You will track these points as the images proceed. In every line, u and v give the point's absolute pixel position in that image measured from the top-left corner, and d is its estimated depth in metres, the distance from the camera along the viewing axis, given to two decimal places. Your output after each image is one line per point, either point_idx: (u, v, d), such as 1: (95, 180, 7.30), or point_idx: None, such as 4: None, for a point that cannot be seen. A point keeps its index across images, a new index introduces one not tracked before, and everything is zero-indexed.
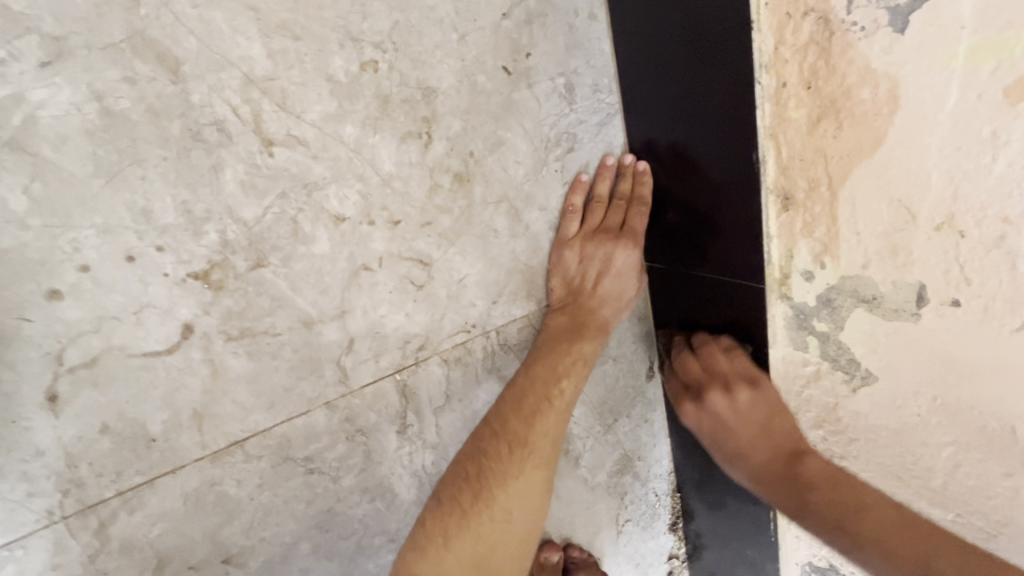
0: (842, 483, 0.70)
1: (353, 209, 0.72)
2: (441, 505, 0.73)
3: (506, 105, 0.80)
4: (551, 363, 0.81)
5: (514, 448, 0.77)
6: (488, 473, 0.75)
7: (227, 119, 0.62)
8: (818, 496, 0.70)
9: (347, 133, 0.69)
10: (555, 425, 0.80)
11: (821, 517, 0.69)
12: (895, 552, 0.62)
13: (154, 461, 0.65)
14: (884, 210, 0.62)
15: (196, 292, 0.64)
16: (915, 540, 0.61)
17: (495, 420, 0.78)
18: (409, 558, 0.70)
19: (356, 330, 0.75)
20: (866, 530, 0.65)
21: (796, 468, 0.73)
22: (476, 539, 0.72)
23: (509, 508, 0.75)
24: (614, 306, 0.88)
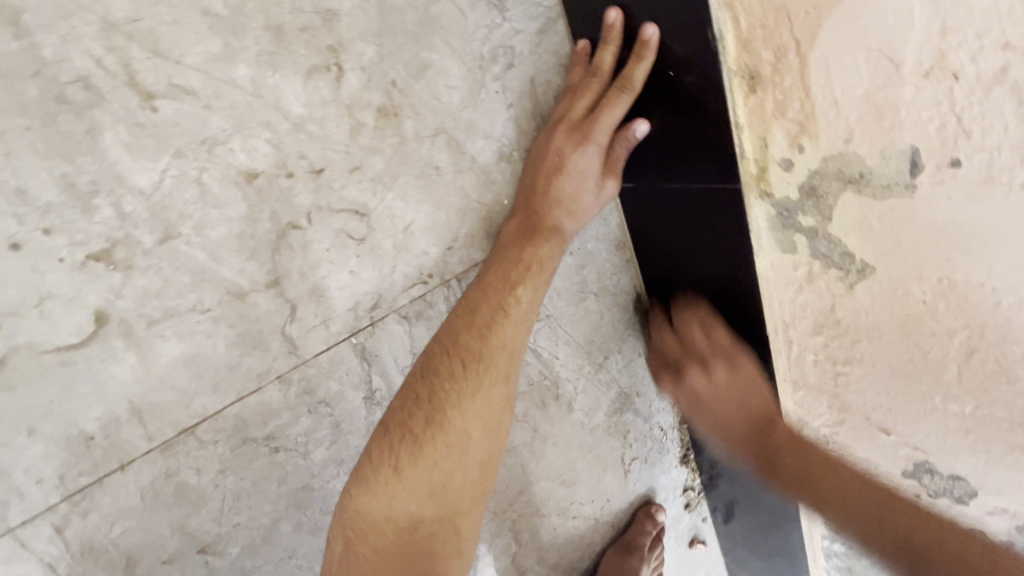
0: (803, 446, 0.77)
1: (266, 161, 0.64)
2: (389, 436, 0.62)
3: (424, 21, 0.70)
4: (499, 272, 0.72)
5: (469, 365, 0.66)
6: (441, 395, 0.64)
7: (91, 74, 0.55)
8: (785, 461, 0.76)
9: (241, 74, 0.61)
10: (513, 335, 0.70)
11: (786, 477, 0.76)
12: (824, 490, 0.73)
13: (98, 459, 0.61)
14: (862, 66, 0.53)
15: (101, 275, 0.58)
16: (868, 497, 0.69)
17: (445, 338, 0.68)
18: (355, 495, 0.60)
19: (297, 295, 0.69)
20: (794, 466, 0.75)
21: (791, 463, 0.76)
22: (432, 468, 0.62)
23: (465, 429, 0.64)
24: (570, 210, 0.76)
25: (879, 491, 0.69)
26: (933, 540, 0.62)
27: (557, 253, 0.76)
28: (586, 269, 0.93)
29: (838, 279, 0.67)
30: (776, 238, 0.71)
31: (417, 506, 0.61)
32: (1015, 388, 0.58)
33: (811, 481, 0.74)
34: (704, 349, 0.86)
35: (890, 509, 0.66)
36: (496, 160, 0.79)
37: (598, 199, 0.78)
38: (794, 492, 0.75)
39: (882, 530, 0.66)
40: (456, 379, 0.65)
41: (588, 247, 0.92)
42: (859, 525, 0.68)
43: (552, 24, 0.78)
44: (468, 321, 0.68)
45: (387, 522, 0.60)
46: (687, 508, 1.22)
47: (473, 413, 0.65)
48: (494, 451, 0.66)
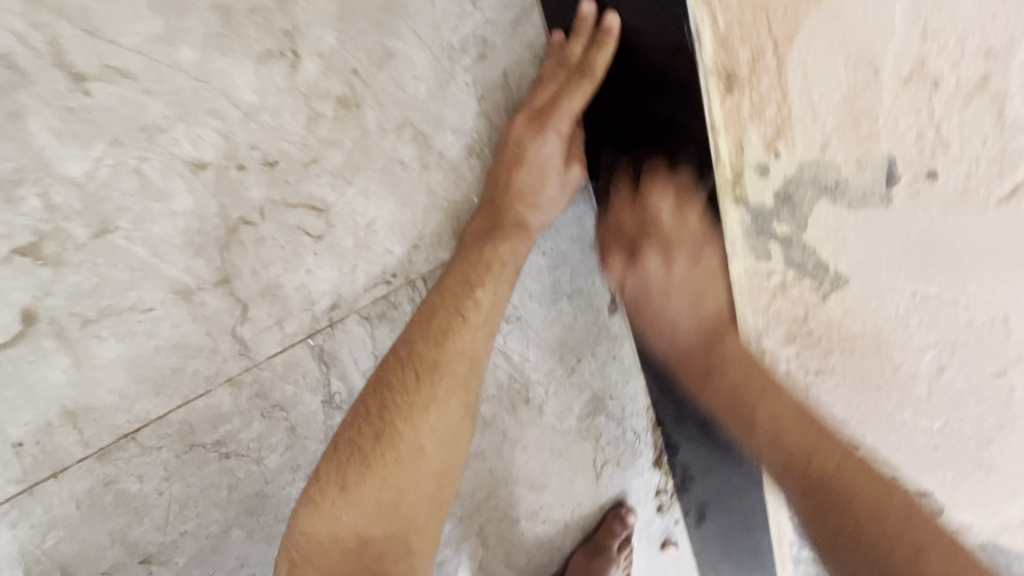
0: (764, 392, 0.74)
1: (213, 152, 0.60)
2: (337, 454, 0.60)
3: (389, 6, 0.66)
4: (461, 273, 0.69)
5: (423, 376, 0.63)
6: (393, 409, 0.62)
7: (14, 52, 0.50)
8: (760, 416, 0.75)
9: (184, 57, 0.57)
10: (473, 343, 0.67)
11: (725, 392, 0.80)
12: (792, 449, 0.72)
13: (28, 466, 0.58)
14: (841, 69, 0.50)
15: (28, 271, 0.54)
16: (808, 437, 0.71)
17: (401, 348, 0.65)
18: (301, 515, 0.59)
19: (249, 295, 0.65)
20: (762, 417, 0.75)
21: (733, 379, 0.78)
22: (381, 485, 0.59)
23: (418, 443, 0.62)
24: (534, 203, 0.74)
25: (844, 468, 0.68)
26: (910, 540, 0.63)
27: (522, 249, 0.73)
28: (559, 270, 0.91)
29: (811, 288, 0.65)
30: (750, 245, 0.69)
31: (366, 524, 0.59)
32: (983, 404, 0.58)
33: (815, 463, 0.70)
34: (676, 254, 0.76)
35: (838, 474, 0.68)
36: (465, 156, 0.76)
37: (562, 189, 0.76)
38: (755, 420, 0.76)
39: (823, 487, 0.69)
40: (409, 392, 0.62)
41: (562, 246, 0.90)
42: (800, 479, 0.71)
43: (528, 13, 0.75)
44: (423, 329, 0.65)
45: (334, 542, 0.58)
46: (659, 510, 1.22)
47: (426, 426, 0.62)
48: (449, 463, 0.64)
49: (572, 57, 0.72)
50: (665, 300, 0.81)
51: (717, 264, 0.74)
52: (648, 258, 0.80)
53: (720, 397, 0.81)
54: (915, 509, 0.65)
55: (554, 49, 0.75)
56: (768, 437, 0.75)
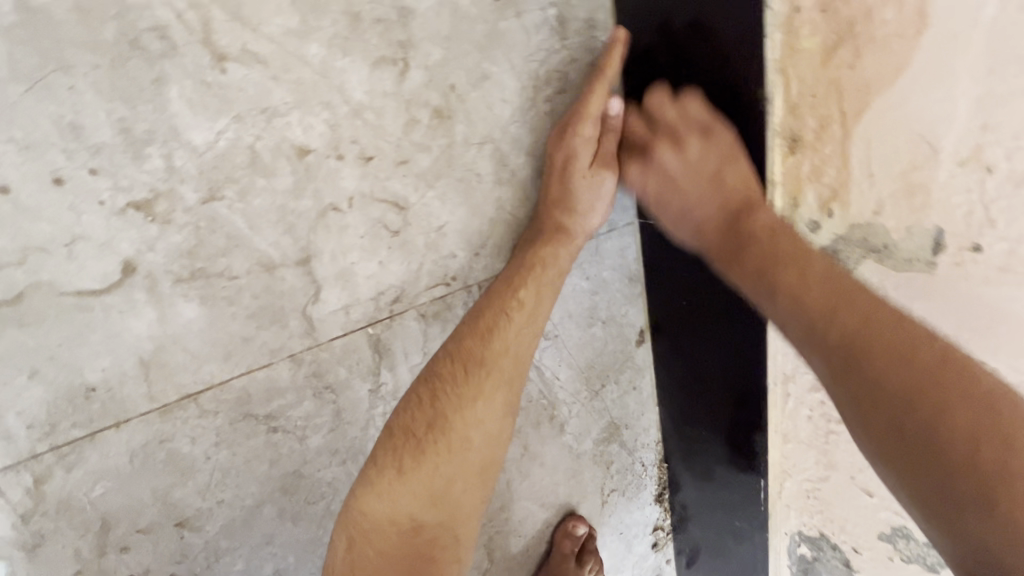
0: (784, 234, 0.64)
1: (319, 140, 0.64)
2: (392, 440, 0.63)
3: (491, 34, 0.73)
4: (508, 278, 0.72)
5: (472, 370, 0.67)
6: (444, 398, 0.65)
7: (170, 26, 0.55)
8: (784, 282, 0.59)
9: (312, 53, 0.62)
10: (517, 339, 0.70)
11: (754, 250, 0.64)
12: (804, 302, 0.57)
13: (94, 413, 0.59)
14: (903, 146, 0.57)
15: (138, 225, 0.57)
16: (890, 333, 0.51)
17: (449, 343, 0.68)
18: (359, 495, 0.62)
19: (324, 277, 0.69)
20: (783, 282, 0.60)
21: (762, 250, 0.63)
22: (433, 472, 0.63)
23: (466, 433, 0.65)
24: (567, 209, 0.75)
25: (871, 314, 0.53)
26: (959, 427, 0.45)
27: (564, 255, 0.76)
28: (597, 296, 0.95)
29: None
30: None
31: (418, 508, 0.62)
32: None
33: (802, 311, 0.57)
34: (688, 117, 0.70)
35: (861, 356, 0.52)
36: (533, 177, 0.81)
37: (596, 195, 0.76)
38: (750, 272, 0.64)
39: (857, 376, 0.52)
40: (462, 385, 0.66)
41: (603, 275, 0.95)
42: (819, 360, 0.56)
43: None
44: (472, 325, 0.69)
45: (389, 525, 0.61)
46: (654, 547, 1.20)
47: (474, 417, 0.66)
48: (493, 455, 0.68)
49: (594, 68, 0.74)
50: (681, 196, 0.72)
51: (729, 146, 0.69)
52: (652, 93, 0.73)
53: (748, 266, 0.64)
54: (1005, 395, 0.46)
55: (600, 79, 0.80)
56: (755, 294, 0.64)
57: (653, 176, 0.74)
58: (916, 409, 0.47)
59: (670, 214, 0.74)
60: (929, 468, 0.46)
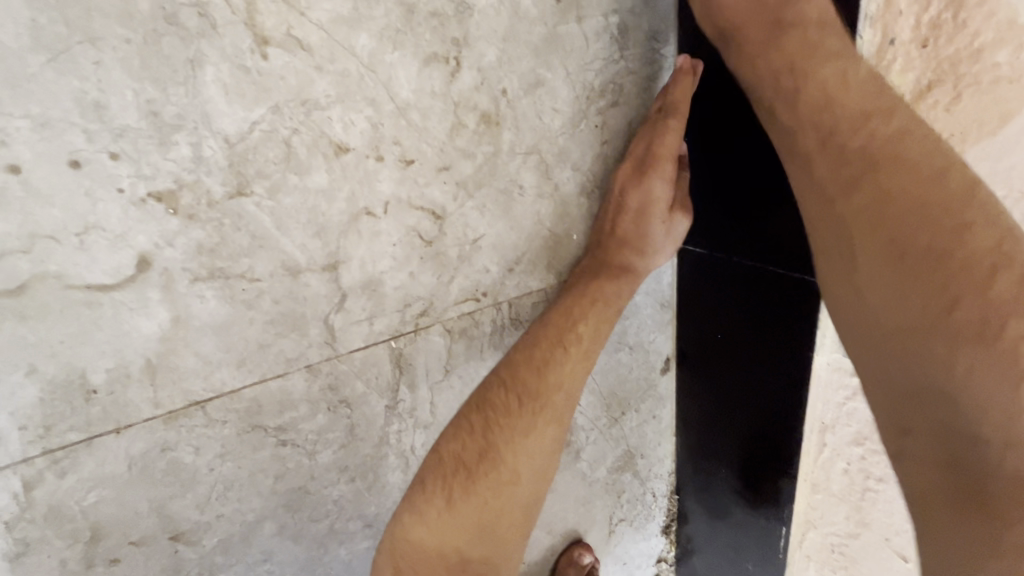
0: (830, 34, 0.55)
1: (360, 138, 0.59)
2: (443, 467, 0.65)
3: (549, 38, 0.68)
4: (562, 311, 0.71)
5: (524, 402, 0.68)
6: (495, 432, 0.66)
7: (211, 3, 0.50)
8: (819, 77, 0.53)
9: (361, 43, 0.57)
10: (571, 375, 0.70)
11: (776, 62, 0.56)
12: (838, 102, 0.51)
13: (94, 417, 0.54)
14: (995, 199, 0.55)
15: (158, 217, 0.52)
16: (922, 172, 0.45)
17: (503, 371, 0.68)
18: (408, 523, 0.63)
19: (350, 285, 0.64)
20: (818, 81, 0.53)
21: (799, 44, 0.55)
22: (481, 505, 0.65)
23: (515, 469, 0.67)
24: (640, 249, 0.76)
25: (911, 129, 0.48)
26: (979, 248, 0.42)
27: (625, 292, 0.76)
28: (628, 320, 0.90)
29: None
30: None
31: (463, 538, 0.64)
32: None
33: (829, 112, 0.51)
34: None
35: (886, 166, 0.47)
36: (576, 194, 0.77)
37: (668, 232, 0.77)
38: (776, 65, 0.56)
39: (872, 183, 0.47)
40: (513, 416, 0.66)
41: (636, 299, 0.89)
42: (822, 170, 0.51)
43: (662, 73, 0.76)
44: (526, 355, 0.69)
45: (437, 552, 0.63)
46: None
47: (524, 453, 0.67)
48: (539, 489, 0.69)
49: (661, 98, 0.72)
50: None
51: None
52: None
53: (777, 57, 0.56)
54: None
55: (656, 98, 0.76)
56: (755, 64, 0.58)
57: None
58: (937, 233, 0.44)
59: (704, 17, 0.62)
60: (921, 283, 0.44)
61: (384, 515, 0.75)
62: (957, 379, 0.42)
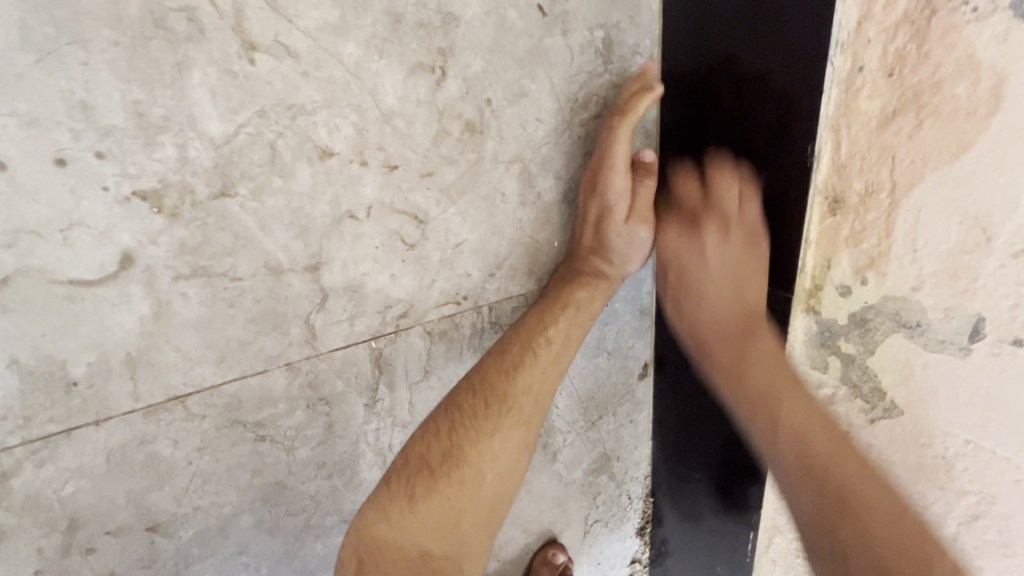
0: (759, 331, 0.68)
1: (344, 143, 0.61)
2: (407, 465, 0.63)
3: (535, 51, 0.69)
4: (533, 316, 0.72)
5: (493, 402, 0.67)
6: (461, 432, 0.64)
7: (199, 8, 0.51)
8: (754, 377, 0.65)
9: (347, 51, 0.58)
10: (540, 380, 0.70)
11: (740, 368, 0.67)
12: (782, 420, 0.61)
13: (73, 409, 0.55)
14: (953, 227, 0.55)
15: (142, 216, 0.53)
16: (857, 478, 0.56)
17: (472, 374, 0.68)
18: (370, 520, 0.60)
19: (332, 286, 0.65)
20: (754, 385, 0.65)
21: (761, 352, 0.67)
22: (445, 503, 0.62)
23: (481, 471, 0.65)
24: (608, 257, 0.76)
25: (849, 451, 0.58)
26: (889, 535, 0.51)
27: (598, 299, 0.76)
28: (607, 326, 0.92)
29: (862, 410, 0.68)
30: (808, 354, 0.72)
31: (427, 542, 0.60)
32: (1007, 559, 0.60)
33: (775, 402, 0.63)
34: (721, 186, 0.71)
35: (830, 470, 0.57)
36: (558, 203, 0.78)
37: (632, 241, 0.76)
38: (730, 348, 0.69)
39: (833, 504, 0.55)
40: (479, 415, 0.65)
41: (615, 306, 0.91)
42: (746, 405, 0.66)
43: None
44: (496, 359, 0.69)
45: (398, 552, 0.59)
46: None
47: (490, 455, 0.65)
48: (505, 493, 0.67)
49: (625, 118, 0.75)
50: (700, 278, 0.73)
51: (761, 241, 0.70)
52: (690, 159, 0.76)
53: (723, 359, 0.70)
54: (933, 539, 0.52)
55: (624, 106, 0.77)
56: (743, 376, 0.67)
57: (686, 252, 0.74)
58: (868, 512, 0.53)
59: (688, 296, 0.75)
60: (826, 542, 0.55)
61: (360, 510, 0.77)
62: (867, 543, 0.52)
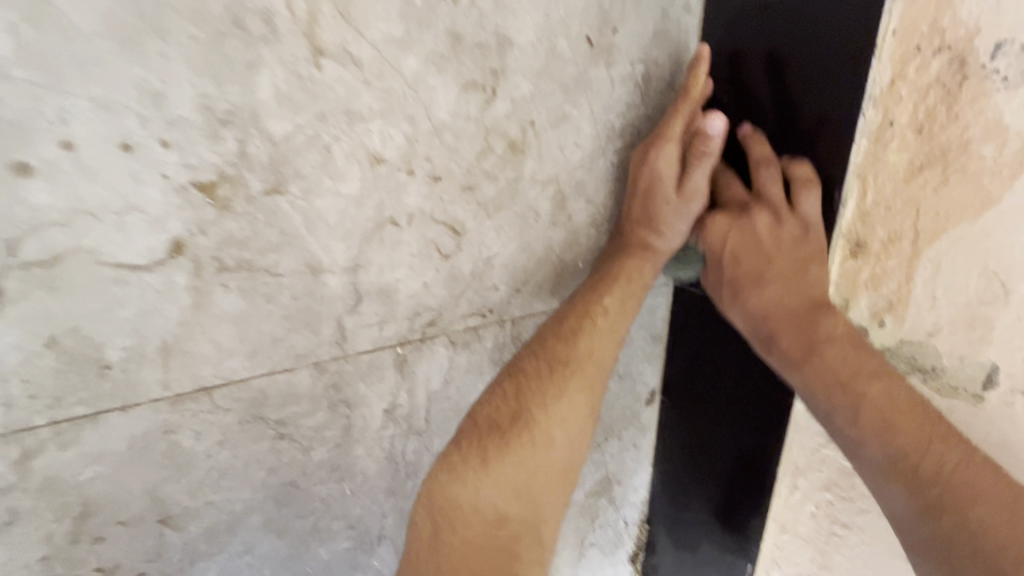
0: (859, 343, 0.66)
1: (394, 152, 0.62)
2: (476, 429, 0.63)
3: (580, 79, 0.72)
4: (591, 287, 0.74)
5: (555, 369, 0.68)
6: (528, 394, 0.66)
7: (276, 12, 0.52)
8: (827, 355, 0.65)
9: (408, 65, 0.60)
10: (602, 345, 0.71)
11: (797, 339, 0.67)
12: (870, 401, 0.63)
13: (103, 392, 0.55)
14: (972, 276, 0.60)
15: (196, 206, 0.54)
16: (921, 424, 0.61)
17: (533, 342, 0.70)
18: (442, 481, 0.60)
19: (366, 289, 0.66)
20: (833, 357, 0.65)
21: (839, 354, 0.65)
22: (518, 465, 0.62)
23: (551, 431, 0.65)
24: (655, 227, 0.75)
25: (912, 417, 0.61)
26: (965, 486, 0.58)
27: (648, 270, 0.75)
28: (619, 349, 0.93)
29: None
30: None
31: (503, 499, 0.61)
32: None
33: (849, 389, 0.64)
34: (776, 198, 0.68)
35: (866, 390, 0.63)
36: (586, 225, 0.80)
37: (678, 211, 0.74)
38: (793, 349, 0.68)
39: (894, 436, 0.61)
40: (546, 381, 0.67)
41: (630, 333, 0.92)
42: (790, 343, 0.68)
43: None
44: (556, 328, 0.71)
45: (475, 512, 0.60)
46: None
47: (558, 414, 0.66)
48: (574, 459, 0.67)
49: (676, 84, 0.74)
50: (763, 258, 0.69)
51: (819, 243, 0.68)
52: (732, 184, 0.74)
53: (795, 343, 0.67)
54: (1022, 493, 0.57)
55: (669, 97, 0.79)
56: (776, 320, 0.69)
57: (747, 258, 0.70)
58: (954, 482, 0.58)
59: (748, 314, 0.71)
60: (924, 496, 0.59)
61: (367, 516, 0.76)
62: (960, 523, 0.57)
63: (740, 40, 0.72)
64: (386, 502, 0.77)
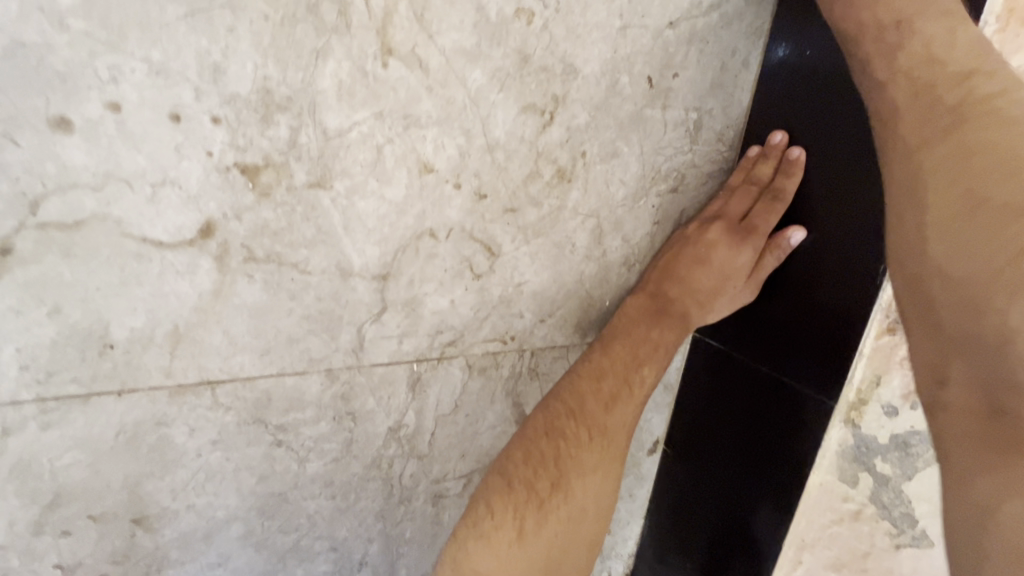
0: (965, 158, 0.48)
1: (445, 163, 0.60)
2: (513, 495, 0.67)
3: (635, 117, 0.71)
4: (630, 348, 0.75)
5: (593, 435, 0.71)
6: (568, 461, 0.69)
7: (353, 4, 0.51)
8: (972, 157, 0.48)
9: (472, 77, 0.59)
10: (632, 413, 0.74)
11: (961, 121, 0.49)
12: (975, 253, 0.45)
13: (102, 373, 0.51)
14: None
15: (236, 189, 0.51)
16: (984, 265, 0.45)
17: (570, 399, 0.71)
18: (473, 551, 0.64)
19: (392, 299, 0.63)
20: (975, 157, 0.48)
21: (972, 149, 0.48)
22: (551, 538, 0.67)
23: (583, 504, 0.70)
24: (701, 304, 0.77)
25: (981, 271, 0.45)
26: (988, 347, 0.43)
27: (675, 340, 0.78)
28: None
29: (888, 533, 0.74)
30: (839, 466, 0.75)
31: (531, 570, 0.65)
32: None
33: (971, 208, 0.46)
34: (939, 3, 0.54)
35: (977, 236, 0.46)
36: (620, 263, 0.78)
37: (731, 299, 0.78)
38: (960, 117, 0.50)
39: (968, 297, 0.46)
40: (583, 449, 0.70)
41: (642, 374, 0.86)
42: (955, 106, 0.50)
43: (720, 172, 0.81)
44: (598, 387, 0.72)
45: None
46: None
47: (590, 485, 0.71)
48: (596, 530, 0.73)
49: (759, 177, 0.76)
50: None
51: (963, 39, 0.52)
52: None
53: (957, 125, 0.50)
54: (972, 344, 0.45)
55: (740, 168, 0.79)
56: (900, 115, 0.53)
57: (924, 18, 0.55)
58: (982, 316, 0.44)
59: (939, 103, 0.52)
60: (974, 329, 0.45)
61: (353, 539, 0.71)
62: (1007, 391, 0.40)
63: (806, 102, 0.72)
64: (374, 526, 0.72)
